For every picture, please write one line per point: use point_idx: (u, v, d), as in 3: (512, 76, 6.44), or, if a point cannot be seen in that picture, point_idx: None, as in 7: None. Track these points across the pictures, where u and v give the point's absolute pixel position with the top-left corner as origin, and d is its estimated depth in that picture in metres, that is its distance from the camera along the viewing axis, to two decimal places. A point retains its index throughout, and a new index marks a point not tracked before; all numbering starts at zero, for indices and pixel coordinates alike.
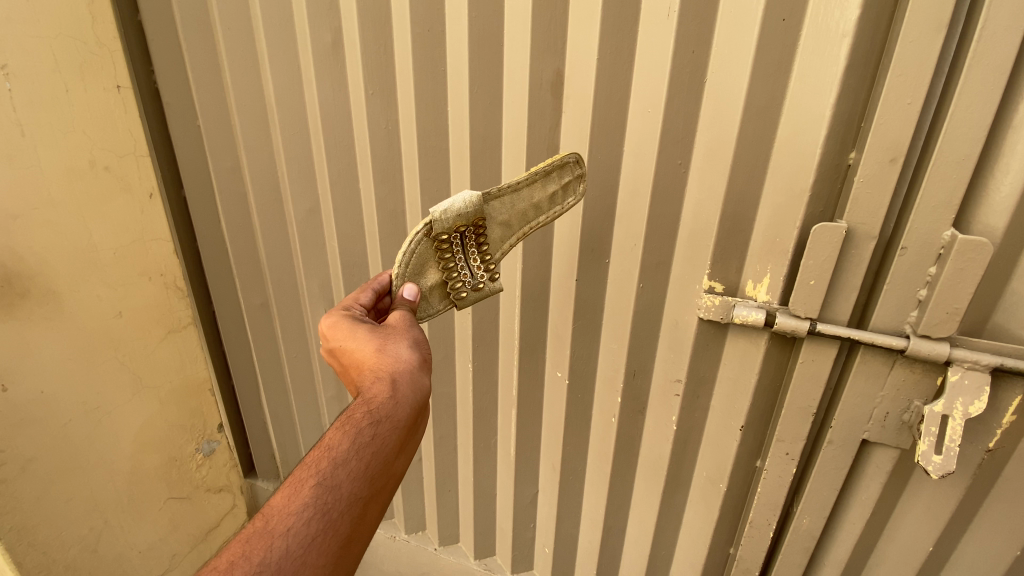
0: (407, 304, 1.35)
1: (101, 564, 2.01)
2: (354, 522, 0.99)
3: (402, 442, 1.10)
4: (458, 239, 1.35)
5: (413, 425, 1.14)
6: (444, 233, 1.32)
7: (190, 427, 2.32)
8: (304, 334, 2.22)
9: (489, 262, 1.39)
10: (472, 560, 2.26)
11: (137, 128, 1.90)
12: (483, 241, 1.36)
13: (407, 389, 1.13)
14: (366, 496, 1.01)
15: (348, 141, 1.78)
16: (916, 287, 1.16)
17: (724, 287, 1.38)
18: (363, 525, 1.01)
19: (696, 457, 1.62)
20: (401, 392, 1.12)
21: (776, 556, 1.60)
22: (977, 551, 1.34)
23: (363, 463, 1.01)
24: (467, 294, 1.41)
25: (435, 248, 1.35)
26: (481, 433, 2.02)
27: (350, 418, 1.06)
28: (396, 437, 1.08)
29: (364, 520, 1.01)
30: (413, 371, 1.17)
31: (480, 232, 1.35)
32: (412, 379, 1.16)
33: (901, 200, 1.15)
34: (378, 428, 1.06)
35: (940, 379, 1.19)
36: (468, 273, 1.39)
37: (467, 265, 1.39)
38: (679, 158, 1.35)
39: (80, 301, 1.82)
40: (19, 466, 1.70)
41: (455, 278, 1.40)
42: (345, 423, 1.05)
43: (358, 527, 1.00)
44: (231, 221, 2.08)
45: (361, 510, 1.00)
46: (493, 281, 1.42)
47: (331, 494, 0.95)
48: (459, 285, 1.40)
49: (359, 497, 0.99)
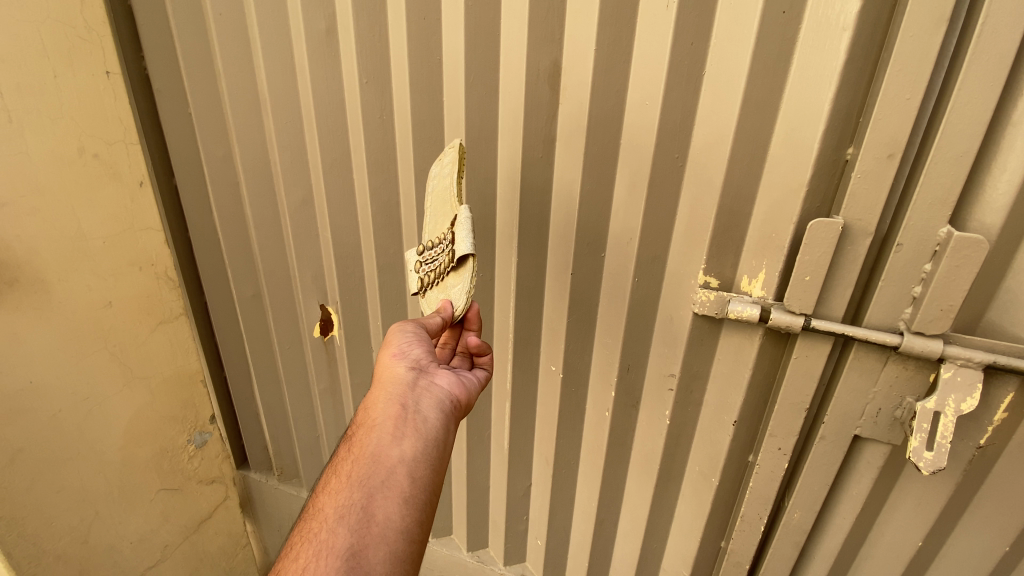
0: (444, 315, 1.32)
1: (91, 555, 2.01)
2: (360, 527, 0.98)
3: (388, 438, 1.13)
4: (425, 267, 1.44)
5: (399, 418, 1.17)
6: (420, 279, 1.46)
7: (182, 419, 2.29)
8: (298, 326, 2.20)
9: (441, 236, 1.36)
10: (465, 552, 2.27)
11: (126, 114, 1.86)
12: (432, 242, 1.41)
13: (379, 396, 1.23)
14: (364, 500, 1.02)
15: (342, 131, 1.75)
16: (910, 283, 1.15)
17: (719, 282, 1.37)
18: (376, 529, 0.98)
19: (689, 452, 1.62)
20: (374, 405, 1.22)
21: (766, 550, 1.61)
22: (965, 547, 1.35)
23: (345, 478, 1.08)
24: (455, 247, 1.29)
25: (430, 286, 1.44)
26: (475, 426, 2.02)
27: (340, 455, 1.18)
28: (379, 438, 1.13)
29: (375, 524, 0.99)
30: (383, 376, 1.27)
31: (428, 244, 1.44)
32: (384, 385, 1.25)
33: (898, 196, 1.15)
34: (356, 444, 1.15)
35: (933, 375, 1.19)
36: (444, 253, 1.36)
37: (438, 254, 1.38)
38: (676, 152, 1.34)
39: (70, 291, 1.80)
40: (8, 456, 1.70)
41: (445, 264, 1.35)
42: (337, 462, 1.17)
43: (370, 531, 0.98)
44: (223, 211, 2.05)
45: (364, 516, 1.00)
46: (458, 217, 1.29)
47: (323, 518, 1.02)
48: (448, 259, 1.33)
49: (354, 505, 1.02)
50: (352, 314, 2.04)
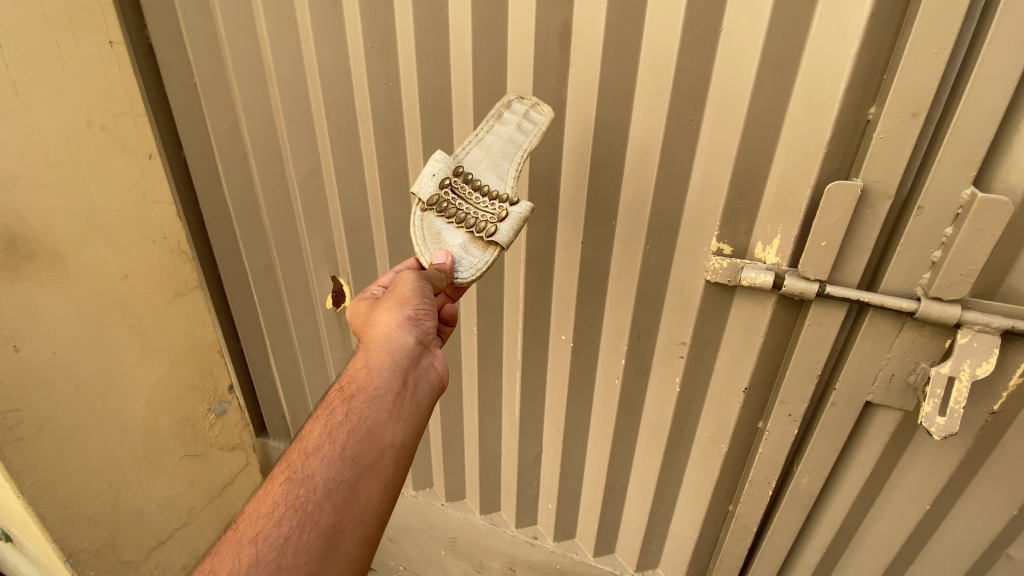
0: (442, 269, 1.40)
1: (122, 517, 2.08)
2: (344, 506, 0.99)
3: (385, 416, 1.12)
4: (450, 194, 1.44)
5: (397, 397, 1.16)
6: (436, 196, 1.44)
7: (201, 388, 2.37)
8: (309, 298, 2.22)
9: (492, 193, 1.40)
10: (477, 515, 2.35)
11: (132, 86, 1.86)
12: (474, 182, 1.43)
13: (381, 361, 1.21)
14: (353, 476, 1.02)
15: (349, 99, 1.72)
16: (930, 248, 1.13)
17: (732, 249, 1.35)
18: (357, 510, 1.00)
19: (699, 419, 1.63)
20: (376, 366, 1.19)
21: (773, 513, 1.63)
22: (973, 510, 1.36)
23: (336, 442, 1.05)
24: (498, 226, 1.38)
25: (439, 214, 1.45)
26: (487, 394, 2.05)
27: (329, 406, 1.15)
28: (376, 412, 1.12)
29: (358, 504, 1.00)
30: (392, 337, 1.25)
31: (468, 174, 1.43)
32: (388, 350, 1.23)
33: (920, 157, 1.11)
34: (351, 407, 1.11)
35: (949, 341, 1.18)
36: (474, 215, 1.42)
37: (472, 207, 1.43)
38: (690, 115, 1.30)
39: (86, 263, 1.82)
40: (35, 425, 1.74)
41: (476, 223, 1.41)
42: (324, 412, 1.14)
43: (351, 511, 0.99)
44: (233, 183, 2.05)
45: (350, 493, 1.00)
46: (515, 204, 1.38)
47: (307, 480, 1.00)
48: (484, 224, 1.40)
49: (343, 478, 1.01)
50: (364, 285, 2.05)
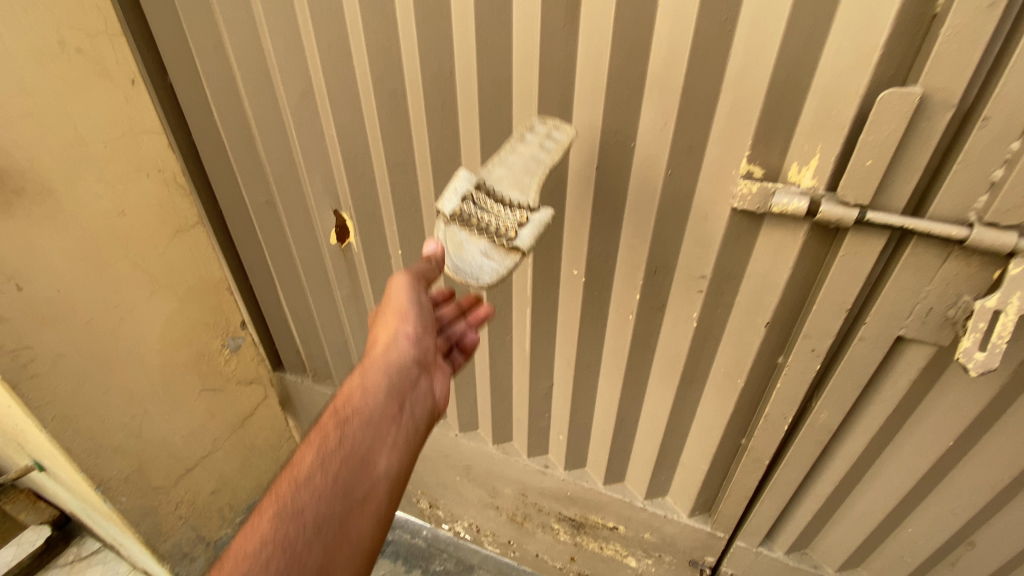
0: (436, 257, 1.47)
1: (148, 447, 2.17)
2: (343, 514, 1.18)
3: (380, 444, 1.31)
4: (471, 206, 1.43)
5: (392, 423, 1.35)
6: (457, 209, 1.44)
7: (213, 324, 2.36)
8: (313, 234, 2.15)
9: (514, 203, 1.39)
10: (489, 444, 2.35)
11: (105, 3, 1.71)
12: (495, 194, 1.42)
13: (377, 381, 1.39)
14: (348, 494, 1.20)
15: (337, 9, 1.55)
16: (992, 166, 0.99)
17: (764, 173, 1.22)
18: (356, 520, 1.19)
19: (715, 354, 1.58)
20: (371, 388, 1.37)
21: (788, 447, 1.61)
22: (998, 447, 1.31)
23: (337, 462, 1.24)
24: (520, 231, 1.38)
25: (460, 227, 1.45)
26: (497, 330, 2.00)
27: (326, 426, 1.32)
28: (374, 435, 1.31)
29: (356, 525, 1.19)
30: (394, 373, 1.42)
31: (490, 188, 1.42)
32: (385, 374, 1.40)
33: (995, 56, 0.94)
34: (349, 432, 1.29)
35: (999, 272, 1.07)
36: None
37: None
38: (724, 12, 1.12)
39: (78, 199, 1.76)
40: (49, 361, 1.78)
41: (498, 233, 1.41)
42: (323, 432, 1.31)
43: (350, 520, 1.18)
44: (223, 110, 1.92)
45: (349, 511, 1.19)
46: (537, 212, 1.39)
47: (311, 489, 1.18)
48: (505, 231, 1.40)
49: (340, 492, 1.20)
50: (367, 218, 1.96)
